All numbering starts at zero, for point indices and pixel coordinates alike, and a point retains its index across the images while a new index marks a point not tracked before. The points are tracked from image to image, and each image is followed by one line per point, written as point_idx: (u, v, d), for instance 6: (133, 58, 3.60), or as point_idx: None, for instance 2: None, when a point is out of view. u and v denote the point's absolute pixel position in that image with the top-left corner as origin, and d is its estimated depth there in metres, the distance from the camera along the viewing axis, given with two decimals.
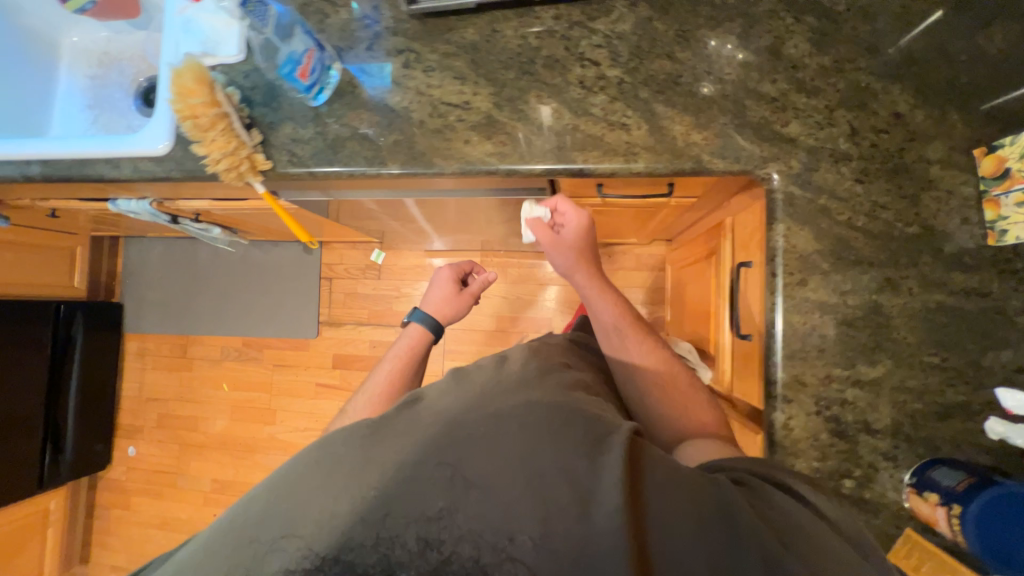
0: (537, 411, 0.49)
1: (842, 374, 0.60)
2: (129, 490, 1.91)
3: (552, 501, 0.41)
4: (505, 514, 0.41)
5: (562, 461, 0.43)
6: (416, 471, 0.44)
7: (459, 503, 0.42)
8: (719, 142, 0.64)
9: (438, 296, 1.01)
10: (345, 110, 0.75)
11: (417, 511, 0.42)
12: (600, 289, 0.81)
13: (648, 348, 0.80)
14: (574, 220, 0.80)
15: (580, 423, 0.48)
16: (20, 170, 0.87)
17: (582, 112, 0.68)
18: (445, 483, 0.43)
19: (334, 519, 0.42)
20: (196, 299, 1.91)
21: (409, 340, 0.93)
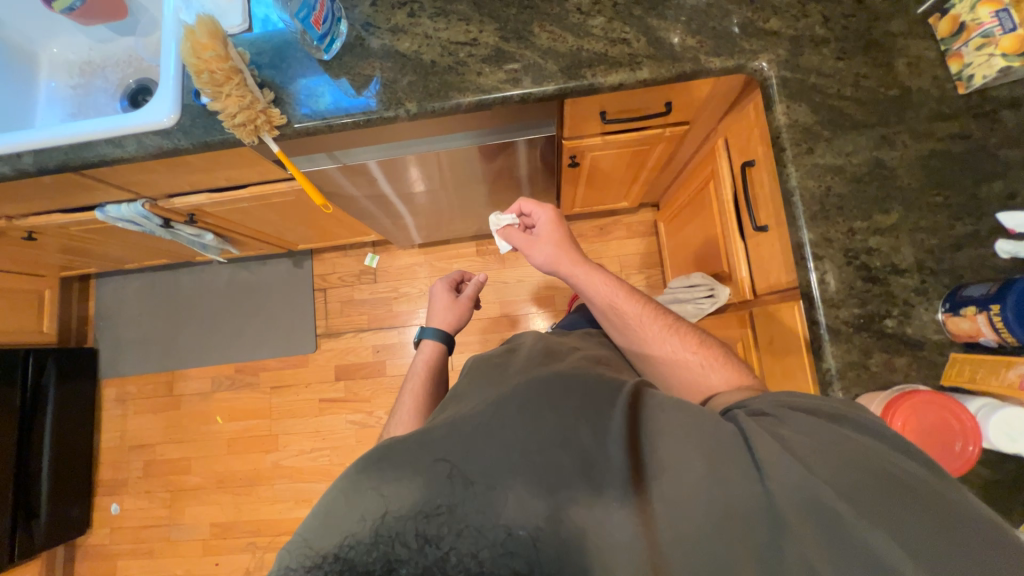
0: (542, 387, 0.47)
1: (863, 226, 0.64)
2: (115, 554, 1.71)
3: (557, 480, 0.41)
4: (506, 498, 0.41)
5: (566, 437, 0.42)
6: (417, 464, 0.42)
7: (456, 496, 0.41)
8: (712, 43, 0.71)
9: (437, 311, 0.99)
10: (355, 61, 0.78)
11: (414, 508, 0.40)
12: (588, 271, 0.85)
13: (650, 321, 0.81)
14: (544, 217, 0.91)
15: (587, 395, 0.46)
16: (10, 166, 0.84)
17: (584, 34, 0.74)
18: (444, 478, 0.41)
19: (334, 529, 0.40)
20: (181, 331, 1.81)
21: (422, 360, 0.91)
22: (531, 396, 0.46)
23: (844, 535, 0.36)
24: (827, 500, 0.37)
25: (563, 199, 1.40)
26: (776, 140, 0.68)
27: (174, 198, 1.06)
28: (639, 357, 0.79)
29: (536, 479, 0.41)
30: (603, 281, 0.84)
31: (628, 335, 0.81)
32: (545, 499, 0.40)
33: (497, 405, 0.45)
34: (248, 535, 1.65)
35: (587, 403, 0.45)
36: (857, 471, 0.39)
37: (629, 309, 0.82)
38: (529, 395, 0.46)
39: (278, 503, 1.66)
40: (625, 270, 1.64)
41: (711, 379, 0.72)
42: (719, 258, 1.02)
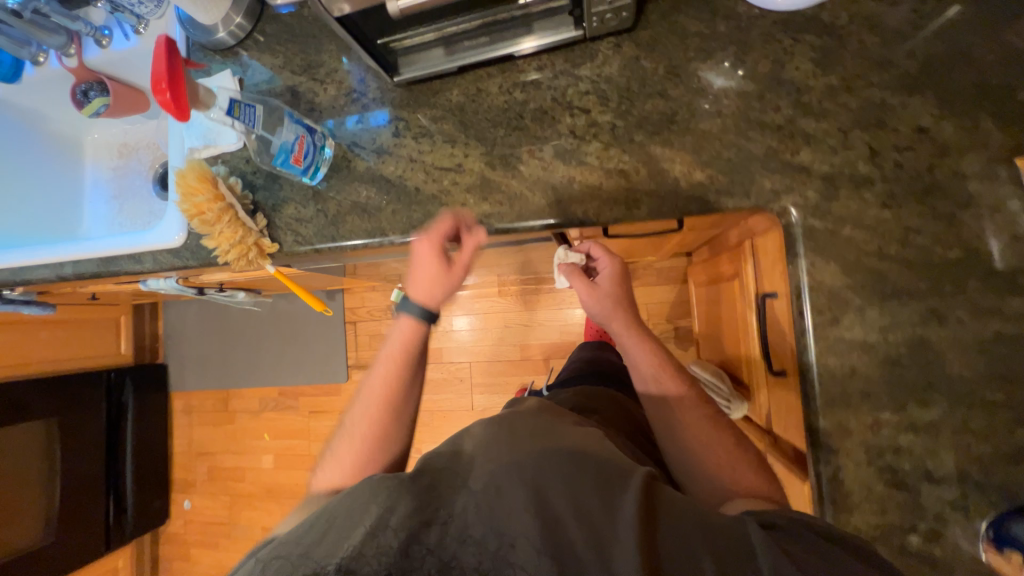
0: (557, 454, 0.55)
1: (892, 419, 0.54)
2: (189, 543, 1.99)
3: (546, 525, 0.49)
4: (504, 532, 0.49)
5: (577, 500, 0.50)
6: (436, 493, 0.53)
7: (463, 511, 0.51)
8: (725, 179, 0.61)
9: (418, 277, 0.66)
10: (341, 185, 0.76)
11: (425, 514, 0.51)
12: (636, 336, 0.78)
13: (688, 403, 0.73)
14: (608, 267, 0.84)
15: (597, 465, 0.54)
16: (55, 272, 0.93)
17: (577, 163, 0.66)
18: (459, 503, 0.51)
19: (354, 521, 0.50)
20: (233, 353, 1.98)
21: (401, 340, 0.68)
22: (536, 456, 0.55)
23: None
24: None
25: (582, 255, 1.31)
26: (796, 303, 0.58)
27: (201, 275, 1.12)
28: (666, 437, 0.72)
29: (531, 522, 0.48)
30: (648, 352, 0.77)
31: (662, 410, 0.75)
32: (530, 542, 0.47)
33: (514, 466, 0.53)
34: None
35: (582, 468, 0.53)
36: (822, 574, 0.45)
37: (672, 387, 0.75)
38: (535, 456, 0.54)
39: None
40: (653, 319, 1.55)
41: (736, 483, 0.65)
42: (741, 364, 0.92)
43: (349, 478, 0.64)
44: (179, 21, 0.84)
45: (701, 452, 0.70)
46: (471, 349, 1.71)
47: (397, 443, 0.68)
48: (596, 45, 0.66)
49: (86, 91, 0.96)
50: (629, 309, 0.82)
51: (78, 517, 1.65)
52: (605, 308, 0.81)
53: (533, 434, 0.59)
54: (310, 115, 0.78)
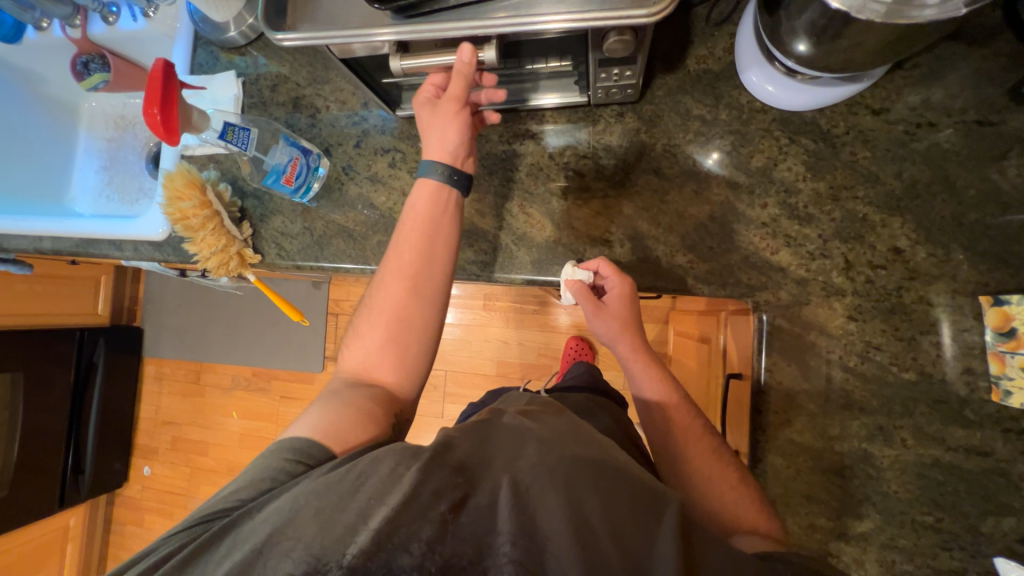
0: (578, 452, 0.44)
1: (826, 525, 0.56)
2: (145, 508, 1.99)
3: (589, 554, 0.37)
4: (537, 556, 0.37)
5: (608, 511, 0.39)
6: (444, 484, 0.41)
7: (470, 520, 0.39)
8: (705, 267, 0.62)
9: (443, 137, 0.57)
10: (331, 207, 0.76)
11: (428, 514, 0.39)
12: (644, 362, 0.64)
13: (694, 435, 0.61)
14: (615, 285, 0.63)
15: (627, 472, 0.43)
16: (34, 245, 0.92)
17: (565, 226, 0.67)
18: (441, 492, 0.40)
19: (335, 523, 0.39)
20: (211, 327, 1.98)
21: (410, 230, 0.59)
22: (579, 465, 0.42)
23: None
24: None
25: None
26: (755, 400, 0.59)
27: None
28: (664, 465, 0.61)
29: (572, 554, 0.37)
30: (655, 378, 0.64)
31: (662, 435, 0.62)
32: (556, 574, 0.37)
33: (530, 467, 0.42)
34: None
35: (634, 489, 0.41)
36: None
37: (682, 417, 0.63)
38: (576, 466, 0.42)
39: None
40: None
41: (737, 518, 0.54)
42: None
43: (308, 433, 0.51)
44: (189, 14, 0.83)
45: (705, 491, 0.57)
46: (449, 358, 1.72)
47: (385, 405, 0.56)
48: (600, 111, 0.66)
49: (86, 63, 0.91)
50: (640, 329, 0.65)
51: (35, 473, 1.64)
52: (611, 329, 0.64)
53: (574, 434, 0.47)
54: (309, 131, 0.77)
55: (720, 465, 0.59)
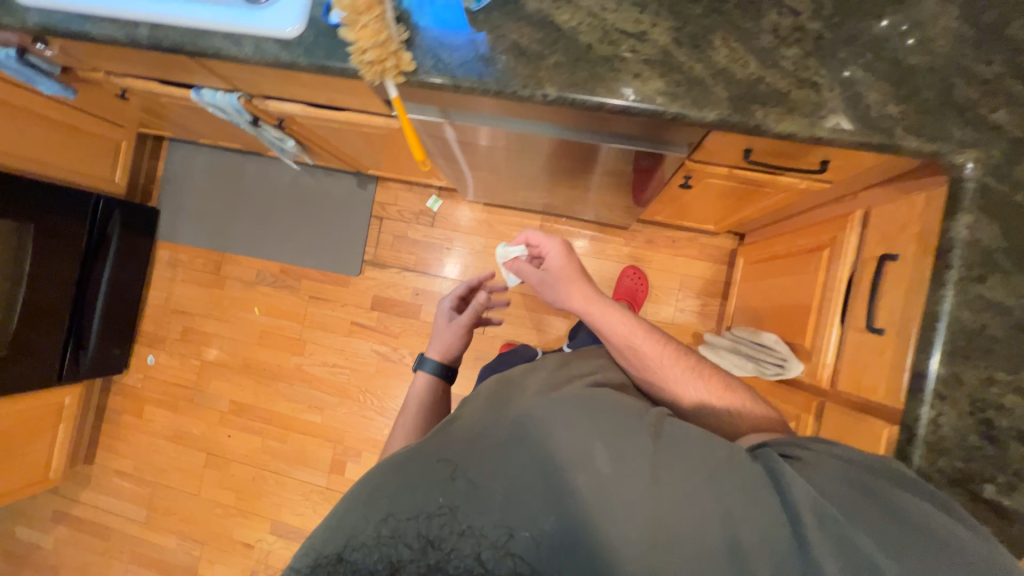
0: (550, 410, 0.54)
1: (1005, 379, 0.58)
2: (145, 399, 1.88)
3: (570, 495, 0.47)
4: (531, 509, 0.47)
5: (581, 452, 0.50)
6: (428, 487, 0.48)
7: (462, 506, 0.47)
8: (917, 119, 0.60)
9: (438, 333, 0.98)
10: (504, 20, 0.69)
11: (427, 506, 0.46)
12: (608, 307, 0.78)
13: (666, 362, 0.75)
14: (551, 247, 0.86)
15: (591, 421, 0.53)
16: (126, 32, 0.80)
17: (771, 64, 0.63)
18: (446, 482, 0.48)
19: (346, 526, 0.46)
20: (237, 217, 1.84)
21: (419, 389, 0.92)
22: (551, 424, 0.52)
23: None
24: (845, 536, 0.43)
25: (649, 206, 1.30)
26: (946, 254, 0.60)
27: (270, 99, 1.02)
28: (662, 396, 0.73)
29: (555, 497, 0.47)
30: (622, 318, 0.77)
31: (649, 370, 0.74)
32: (551, 517, 0.47)
33: (510, 433, 0.52)
34: (260, 421, 1.78)
35: (584, 437, 0.51)
36: (886, 513, 0.45)
37: (646, 343, 0.76)
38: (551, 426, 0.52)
39: (292, 402, 1.77)
40: (683, 291, 1.57)
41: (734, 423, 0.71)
42: (802, 331, 0.95)
43: None
44: None
45: (703, 414, 0.72)
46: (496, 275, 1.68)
47: None
48: None
49: None
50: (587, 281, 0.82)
51: (36, 338, 1.50)
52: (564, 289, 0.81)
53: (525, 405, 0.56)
54: None
55: (699, 383, 0.74)
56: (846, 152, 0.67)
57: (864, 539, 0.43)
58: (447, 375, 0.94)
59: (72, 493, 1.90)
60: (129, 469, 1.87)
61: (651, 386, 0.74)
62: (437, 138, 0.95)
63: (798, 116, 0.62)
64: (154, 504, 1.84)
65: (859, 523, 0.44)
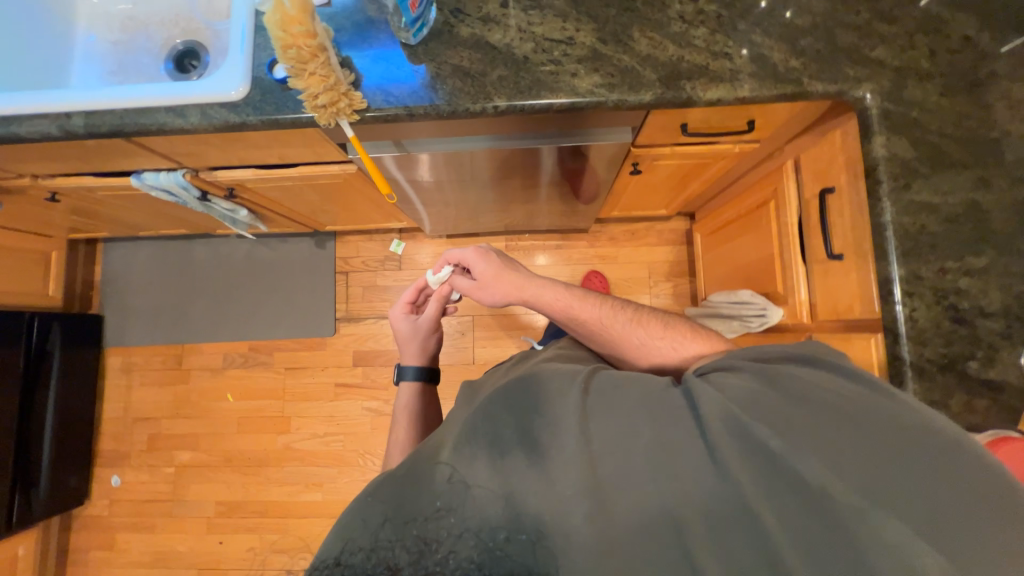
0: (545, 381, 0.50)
1: (954, 266, 0.65)
2: (115, 527, 1.67)
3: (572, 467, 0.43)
4: (533, 492, 0.44)
5: (581, 419, 0.46)
6: (396, 507, 0.45)
7: (460, 507, 0.44)
8: (817, 66, 0.70)
9: (405, 341, 0.92)
10: (442, 48, 0.74)
11: (397, 525, 0.44)
12: (540, 287, 0.80)
13: (609, 318, 0.76)
14: (472, 255, 0.86)
15: (590, 387, 0.49)
16: (58, 125, 0.79)
17: (686, 44, 0.72)
18: (445, 484, 0.45)
19: (352, 530, 0.44)
20: (191, 305, 1.75)
21: (406, 401, 0.88)
22: (546, 393, 0.49)
23: (832, 505, 0.39)
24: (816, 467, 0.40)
25: (604, 203, 1.37)
26: (874, 173, 0.68)
27: (217, 169, 1.01)
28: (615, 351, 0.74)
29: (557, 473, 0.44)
30: (553, 293, 0.79)
31: (595, 331, 0.75)
32: (534, 507, 0.43)
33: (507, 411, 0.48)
34: (254, 516, 1.63)
35: (579, 404, 0.47)
36: (836, 420, 0.43)
37: (586, 311, 0.77)
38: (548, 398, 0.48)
39: (287, 486, 1.63)
40: (653, 276, 1.64)
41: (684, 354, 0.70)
42: (772, 279, 1.02)
43: None
44: None
45: (655, 355, 0.72)
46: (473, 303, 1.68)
47: None
48: None
49: None
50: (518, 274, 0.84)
51: None
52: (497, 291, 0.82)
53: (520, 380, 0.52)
54: None
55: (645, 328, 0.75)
56: (765, 107, 0.76)
57: (818, 455, 0.41)
58: (430, 377, 0.91)
59: None
60: None
61: (601, 344, 0.75)
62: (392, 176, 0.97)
63: (720, 83, 0.70)
64: None
65: (814, 438, 0.42)
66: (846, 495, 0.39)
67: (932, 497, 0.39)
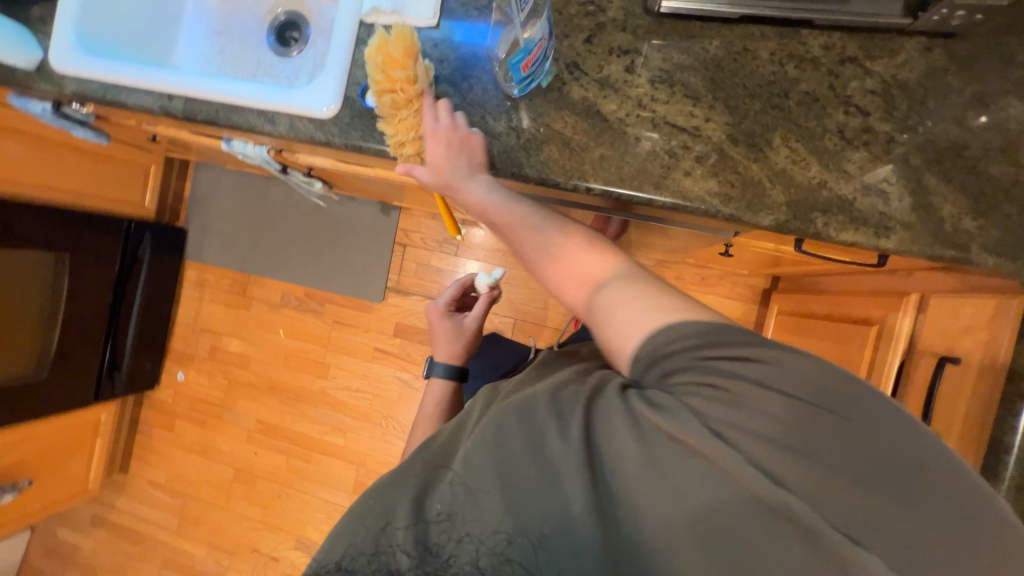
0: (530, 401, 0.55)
1: None
2: (176, 414, 1.94)
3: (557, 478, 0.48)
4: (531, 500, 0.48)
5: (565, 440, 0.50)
6: (405, 509, 0.49)
7: (460, 513, 0.48)
8: (996, 235, 0.56)
9: (442, 340, 0.98)
10: (547, 108, 0.66)
11: (416, 519, 0.48)
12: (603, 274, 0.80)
13: None
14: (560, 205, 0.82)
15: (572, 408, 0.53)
16: (160, 103, 0.80)
17: (835, 168, 0.59)
18: (448, 492, 0.50)
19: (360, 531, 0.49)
20: (262, 239, 1.85)
21: (432, 396, 0.94)
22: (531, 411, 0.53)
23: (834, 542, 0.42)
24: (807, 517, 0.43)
25: (682, 251, 1.26)
26: None
27: (299, 154, 1.01)
28: None
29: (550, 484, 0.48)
30: None
31: None
32: (535, 514, 0.47)
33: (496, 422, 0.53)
34: (285, 441, 1.83)
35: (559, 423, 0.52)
36: (828, 438, 0.46)
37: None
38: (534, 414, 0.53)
39: (316, 424, 1.80)
40: None
41: None
42: None
43: None
44: None
45: None
46: (519, 306, 1.66)
47: None
48: (901, 42, 0.60)
49: None
50: None
51: (74, 363, 1.55)
52: None
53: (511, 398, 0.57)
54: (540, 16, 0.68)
55: None
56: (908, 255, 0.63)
57: (817, 492, 0.44)
58: (461, 374, 0.96)
59: (109, 500, 1.98)
60: (161, 479, 1.94)
61: None
62: None
63: (863, 227, 0.59)
64: (184, 514, 1.91)
65: (808, 466, 0.45)
66: (834, 526, 0.43)
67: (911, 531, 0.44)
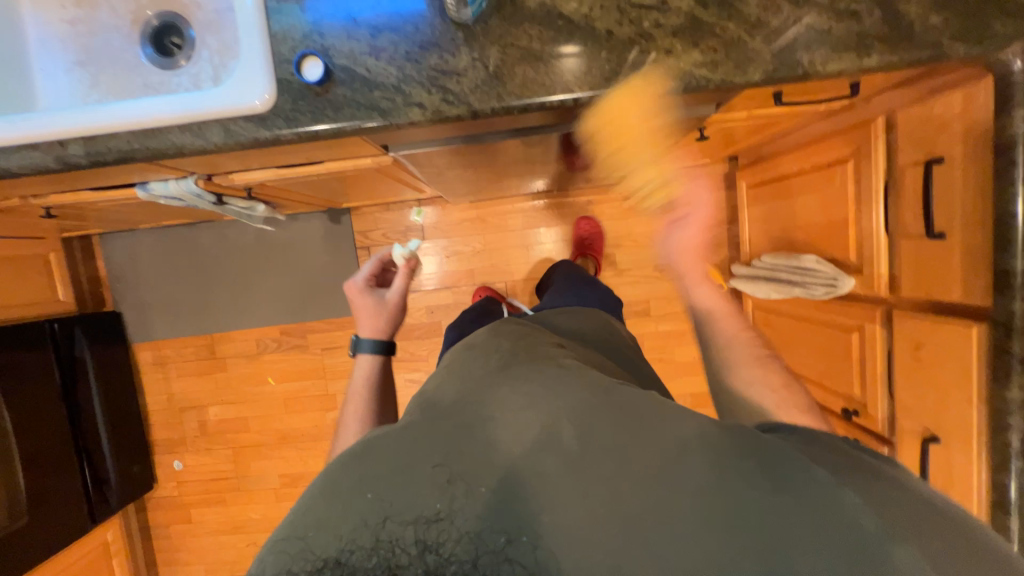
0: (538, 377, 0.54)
1: None
2: (188, 504, 1.79)
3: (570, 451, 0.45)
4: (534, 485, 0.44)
5: (581, 410, 0.48)
6: (390, 497, 0.43)
7: (459, 506, 0.43)
8: (960, 23, 0.59)
9: (363, 316, 0.85)
10: (506, 26, 0.61)
11: (418, 514, 0.42)
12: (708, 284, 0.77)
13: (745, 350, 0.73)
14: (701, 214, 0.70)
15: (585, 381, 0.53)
16: (52, 156, 0.66)
17: (805, 2, 0.59)
18: (442, 484, 0.44)
19: (337, 516, 0.41)
20: (211, 293, 1.68)
21: (365, 375, 0.79)
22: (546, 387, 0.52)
23: (861, 527, 0.37)
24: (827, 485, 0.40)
25: None
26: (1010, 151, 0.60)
27: (234, 173, 0.89)
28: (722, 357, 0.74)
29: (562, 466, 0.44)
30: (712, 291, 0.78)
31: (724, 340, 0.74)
32: (534, 509, 0.43)
33: (500, 398, 0.52)
34: None
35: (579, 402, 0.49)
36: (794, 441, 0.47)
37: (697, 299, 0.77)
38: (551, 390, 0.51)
39: None
40: None
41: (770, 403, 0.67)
42: (843, 245, 0.97)
43: None
44: None
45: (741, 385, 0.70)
46: (506, 268, 1.63)
47: None
48: None
49: None
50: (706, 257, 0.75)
51: (54, 492, 1.37)
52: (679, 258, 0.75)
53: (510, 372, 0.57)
54: None
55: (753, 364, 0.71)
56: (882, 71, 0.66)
57: (806, 467, 0.42)
58: (392, 347, 0.83)
59: None
60: (200, 573, 1.81)
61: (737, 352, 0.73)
62: (431, 160, 0.86)
63: (846, 51, 0.59)
64: None
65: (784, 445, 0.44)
66: (836, 510, 0.38)
67: (894, 509, 0.38)
